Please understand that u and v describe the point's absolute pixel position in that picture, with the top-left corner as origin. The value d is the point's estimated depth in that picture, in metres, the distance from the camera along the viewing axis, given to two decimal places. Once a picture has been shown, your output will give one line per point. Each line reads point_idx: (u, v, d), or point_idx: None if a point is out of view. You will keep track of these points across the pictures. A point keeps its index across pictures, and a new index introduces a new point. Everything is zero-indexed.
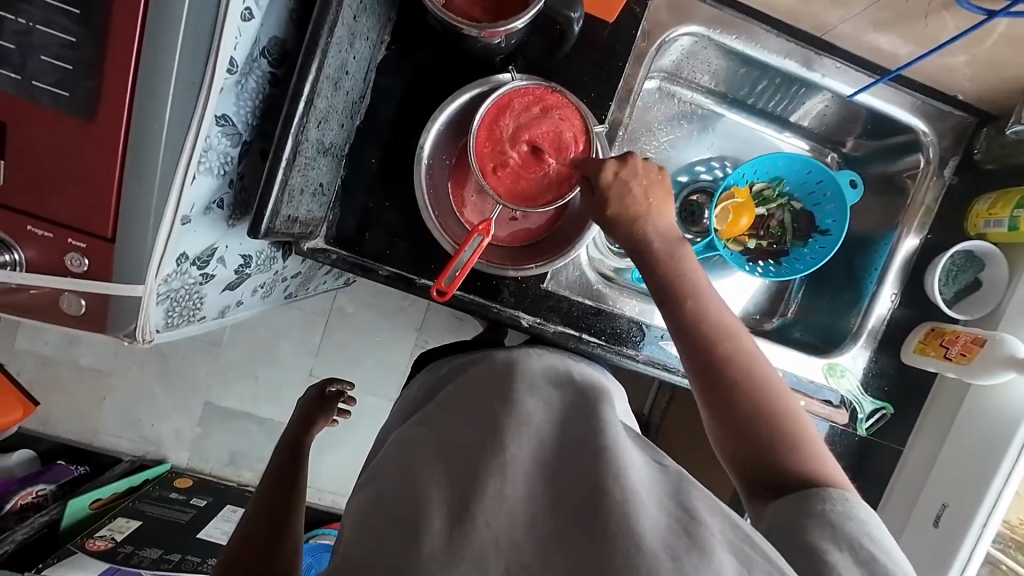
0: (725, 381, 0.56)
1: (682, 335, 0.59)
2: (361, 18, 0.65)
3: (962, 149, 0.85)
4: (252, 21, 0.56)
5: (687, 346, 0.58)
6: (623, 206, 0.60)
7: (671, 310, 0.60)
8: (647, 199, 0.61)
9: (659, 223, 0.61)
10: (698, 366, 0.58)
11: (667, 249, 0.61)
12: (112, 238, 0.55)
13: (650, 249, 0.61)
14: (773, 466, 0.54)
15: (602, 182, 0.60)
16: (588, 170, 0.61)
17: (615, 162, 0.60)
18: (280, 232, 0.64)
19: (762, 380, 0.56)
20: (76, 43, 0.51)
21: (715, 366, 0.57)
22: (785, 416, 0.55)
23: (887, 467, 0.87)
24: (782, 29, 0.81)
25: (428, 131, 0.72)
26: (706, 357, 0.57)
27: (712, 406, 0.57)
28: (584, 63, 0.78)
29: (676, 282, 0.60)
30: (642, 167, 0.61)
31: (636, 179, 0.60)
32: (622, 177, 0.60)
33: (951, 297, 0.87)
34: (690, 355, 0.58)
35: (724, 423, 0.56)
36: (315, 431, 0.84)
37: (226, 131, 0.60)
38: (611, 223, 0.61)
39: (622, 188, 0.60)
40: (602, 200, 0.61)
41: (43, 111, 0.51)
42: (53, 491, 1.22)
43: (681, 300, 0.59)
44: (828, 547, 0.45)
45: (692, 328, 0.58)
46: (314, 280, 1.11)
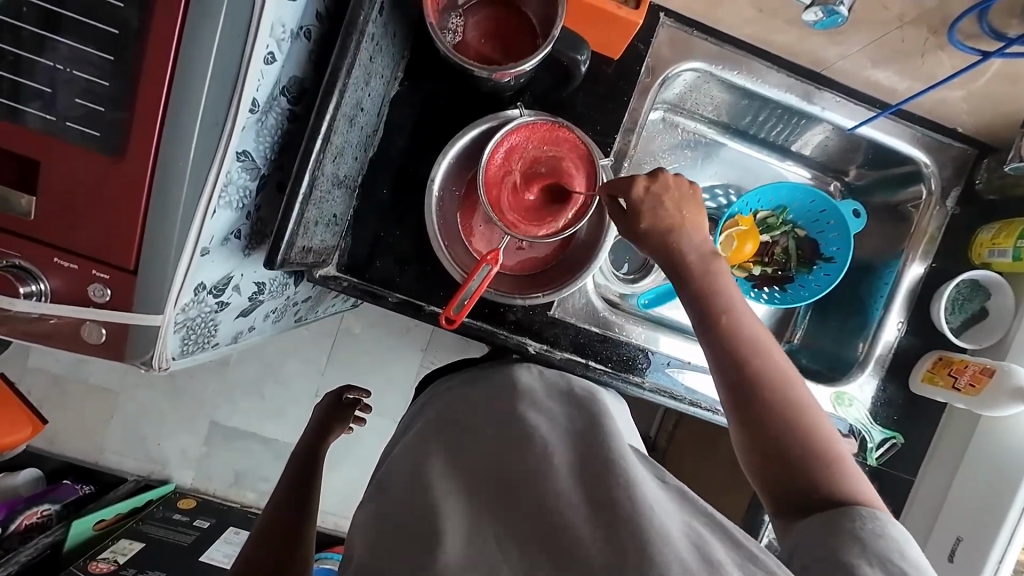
0: (760, 400, 0.56)
1: (716, 353, 0.58)
2: (377, 58, 0.68)
3: (964, 180, 0.86)
4: (273, 64, 0.59)
5: (722, 365, 0.58)
6: (655, 219, 0.61)
7: (703, 325, 0.60)
8: (679, 213, 0.62)
9: (693, 235, 0.62)
10: (733, 381, 0.57)
11: (701, 264, 0.61)
12: (133, 269, 0.57)
13: (683, 262, 0.61)
14: (805, 486, 0.54)
15: (634, 199, 0.61)
16: (618, 185, 0.62)
17: (646, 176, 0.62)
18: (294, 263, 0.66)
19: (799, 398, 0.56)
20: (108, 85, 0.54)
21: (749, 383, 0.56)
22: (818, 435, 0.55)
23: (898, 497, 0.86)
24: (782, 64, 0.82)
25: (439, 164, 0.74)
26: (741, 375, 0.57)
27: (743, 425, 0.56)
28: (591, 97, 0.81)
29: (710, 299, 0.60)
30: (674, 182, 0.62)
31: (669, 194, 0.62)
32: (654, 191, 0.61)
33: (958, 325, 0.86)
34: (725, 371, 0.58)
35: (757, 443, 0.56)
36: (332, 438, 0.83)
37: (245, 166, 0.62)
38: (643, 237, 0.62)
39: (654, 202, 0.61)
40: (635, 214, 0.61)
41: (71, 148, 0.54)
42: (57, 511, 1.22)
43: (715, 316, 0.59)
44: (861, 564, 0.46)
45: (726, 345, 0.58)
46: (324, 302, 1.12)
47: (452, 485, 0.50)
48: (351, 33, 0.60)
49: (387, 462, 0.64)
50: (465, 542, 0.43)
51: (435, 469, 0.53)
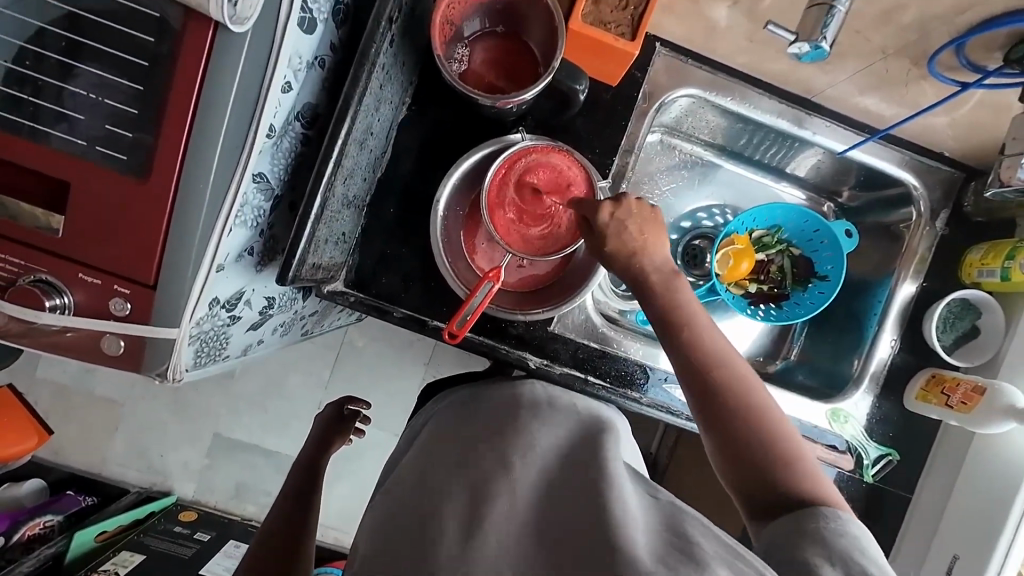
0: (722, 405, 0.58)
1: (679, 362, 0.61)
2: (387, 85, 0.72)
3: (953, 202, 0.88)
4: (290, 93, 0.62)
5: (683, 371, 0.61)
6: (619, 241, 0.64)
7: (667, 336, 0.63)
8: (640, 235, 0.65)
9: (655, 253, 0.65)
10: (694, 387, 0.60)
11: (663, 282, 0.64)
12: (153, 284, 0.60)
13: (646, 279, 0.64)
14: (768, 487, 0.55)
15: (599, 223, 0.64)
16: (583, 210, 0.65)
17: (610, 203, 0.65)
18: (304, 279, 0.69)
19: (760, 402, 0.59)
20: (136, 112, 0.57)
21: (709, 387, 0.59)
22: (775, 436, 0.57)
23: (895, 515, 0.87)
24: (771, 91, 0.86)
25: (444, 185, 0.77)
26: (701, 381, 0.60)
27: (710, 431, 0.59)
28: (590, 122, 0.85)
29: (670, 310, 0.63)
30: (636, 207, 0.65)
31: (631, 218, 0.65)
32: (617, 217, 0.64)
33: (950, 343, 0.88)
34: (688, 377, 0.61)
35: (723, 448, 0.58)
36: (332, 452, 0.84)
37: (261, 187, 0.65)
38: (608, 258, 0.65)
39: (616, 227, 0.64)
40: (601, 238, 0.65)
41: (99, 170, 0.57)
42: (60, 523, 1.25)
43: (676, 327, 0.62)
44: (819, 562, 0.46)
45: (687, 355, 0.61)
46: (330, 316, 1.15)
47: (454, 492, 0.52)
48: (363, 64, 0.64)
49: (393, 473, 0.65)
50: (466, 544, 0.45)
51: (438, 477, 0.55)
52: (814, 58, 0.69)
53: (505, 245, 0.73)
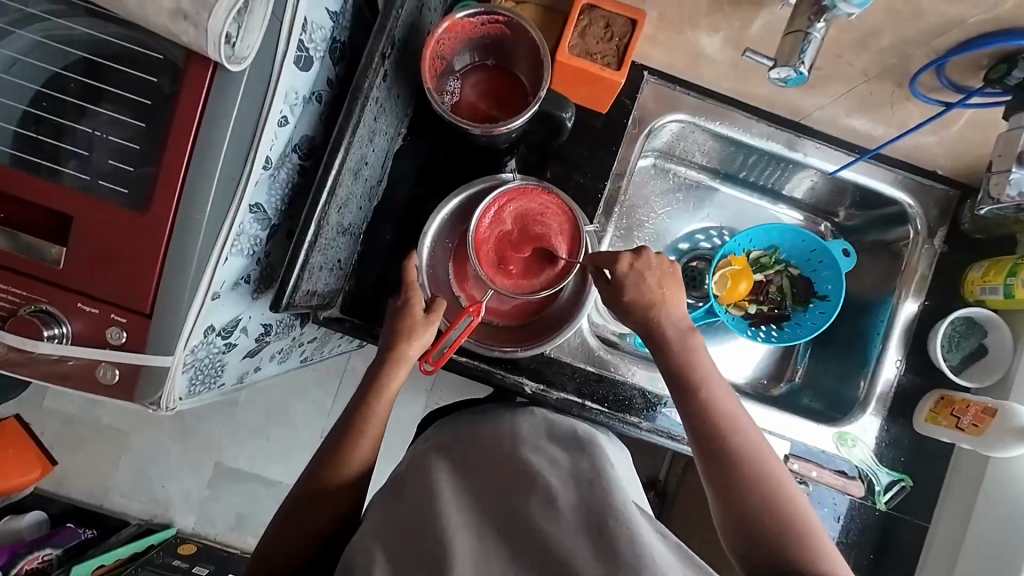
0: (732, 466, 0.62)
1: (693, 421, 0.65)
2: (381, 117, 0.74)
3: (950, 220, 0.88)
4: (286, 126, 0.65)
5: (695, 429, 0.65)
6: (637, 292, 0.67)
7: (682, 395, 0.67)
8: (658, 288, 0.67)
9: (673, 309, 0.68)
10: (704, 445, 0.64)
11: (679, 340, 0.67)
12: (149, 313, 0.61)
13: (662, 335, 0.67)
14: (771, 555, 0.56)
15: (620, 271, 0.66)
16: (603, 261, 0.68)
17: (630, 254, 0.67)
18: (299, 305, 0.70)
19: (770, 467, 0.62)
20: (139, 147, 0.60)
21: (719, 448, 0.63)
22: (782, 506, 0.59)
23: (911, 545, 0.83)
24: (759, 114, 0.88)
25: (433, 219, 0.79)
26: (713, 441, 0.63)
27: (718, 489, 0.62)
28: (581, 148, 0.86)
29: (687, 371, 0.66)
30: (656, 260, 0.68)
31: (650, 271, 0.67)
32: (637, 267, 0.67)
33: (956, 364, 0.86)
34: (699, 434, 0.64)
35: (730, 510, 0.60)
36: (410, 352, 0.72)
37: (258, 217, 0.67)
38: (627, 308, 0.68)
39: (637, 278, 0.67)
40: (619, 287, 0.67)
41: (100, 203, 0.59)
42: (58, 556, 1.23)
43: (692, 388, 0.66)
44: None
45: (701, 415, 0.65)
46: (330, 343, 1.15)
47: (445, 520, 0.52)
48: (357, 98, 0.66)
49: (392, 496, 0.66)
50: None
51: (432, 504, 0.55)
52: (797, 84, 0.68)
53: (489, 283, 0.75)
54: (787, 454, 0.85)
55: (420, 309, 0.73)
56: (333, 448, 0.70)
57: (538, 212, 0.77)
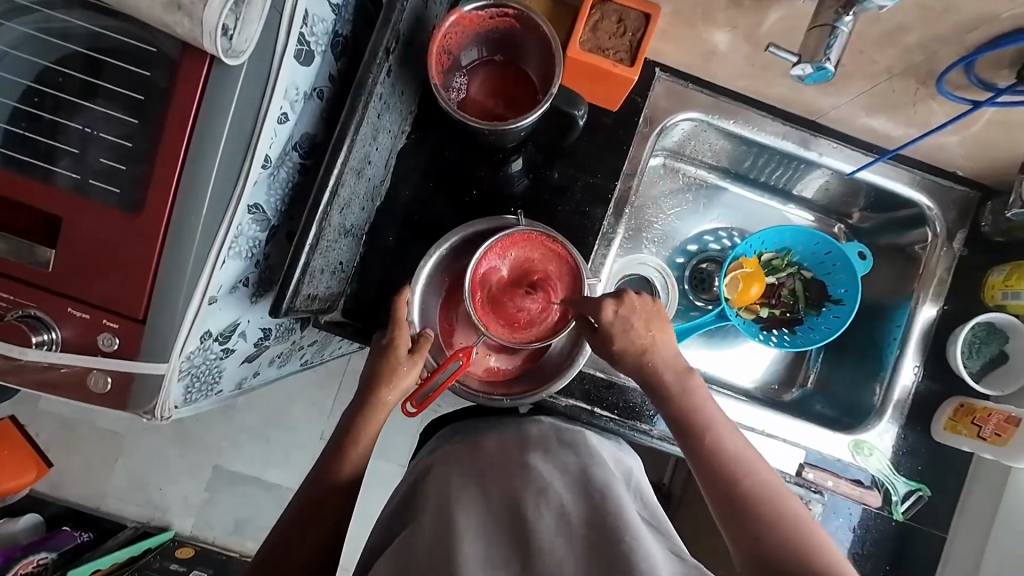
0: (749, 512, 0.58)
1: (702, 469, 0.62)
2: (385, 114, 0.71)
3: (969, 222, 0.85)
4: (286, 123, 0.62)
5: (705, 477, 0.62)
6: (626, 340, 0.64)
7: (687, 440, 0.64)
8: (647, 330, 0.65)
9: (664, 352, 0.66)
10: (719, 495, 0.60)
11: (677, 382, 0.65)
12: (143, 318, 0.59)
13: (660, 380, 0.66)
14: None
15: (604, 321, 0.63)
16: (588, 311, 0.64)
17: (613, 299, 0.64)
18: (299, 310, 0.67)
19: (788, 508, 0.59)
20: (131, 145, 0.57)
21: (734, 495, 0.60)
22: (812, 551, 0.55)
23: (929, 556, 0.81)
24: (775, 113, 0.85)
25: (429, 254, 0.74)
26: (727, 489, 0.60)
27: (737, 538, 0.58)
28: (591, 147, 0.84)
29: (689, 414, 0.64)
30: (639, 301, 0.65)
31: (636, 313, 0.64)
32: (622, 313, 0.64)
33: (978, 369, 0.84)
34: (711, 483, 0.61)
35: (756, 562, 0.57)
36: (393, 392, 0.69)
37: (257, 218, 0.64)
38: (617, 356, 0.66)
39: (624, 325, 0.64)
40: (607, 337, 0.64)
41: (92, 204, 0.56)
42: (53, 561, 1.19)
43: (696, 432, 0.64)
44: None
45: (710, 460, 0.62)
46: (330, 346, 1.13)
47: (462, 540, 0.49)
48: (360, 94, 0.63)
49: (403, 509, 0.63)
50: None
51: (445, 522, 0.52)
52: (817, 80, 0.66)
53: (482, 328, 0.69)
54: (801, 463, 0.83)
55: (406, 346, 0.70)
56: (338, 457, 0.68)
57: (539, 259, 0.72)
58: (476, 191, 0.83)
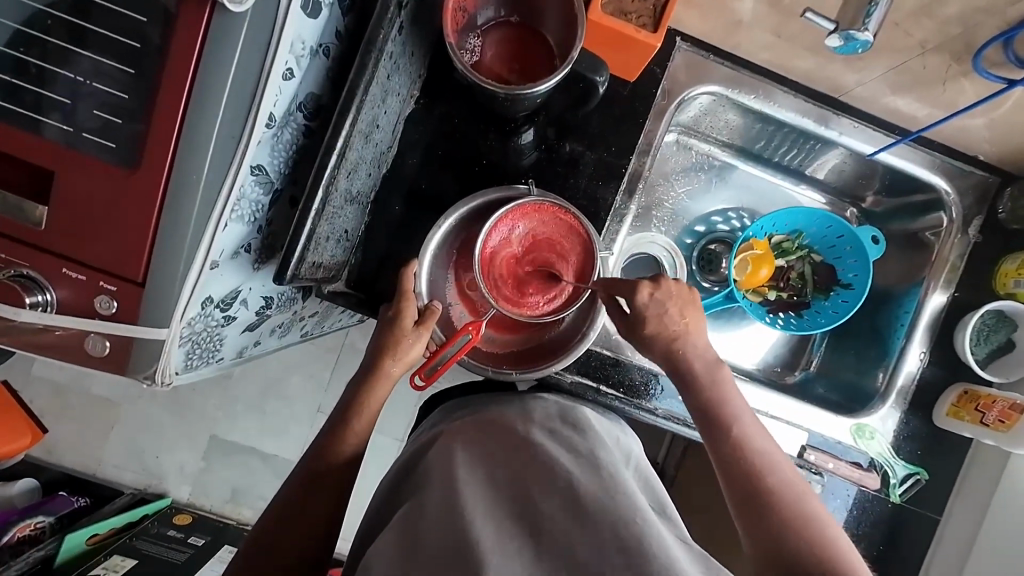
0: (763, 503, 0.57)
1: (724, 458, 0.62)
2: (394, 76, 0.68)
3: (987, 208, 0.84)
4: (292, 80, 0.59)
5: (727, 467, 0.61)
6: (660, 326, 0.64)
7: (711, 431, 0.64)
8: (681, 318, 0.65)
9: (696, 343, 0.66)
10: (738, 486, 0.59)
11: (684, 362, 0.65)
12: (142, 282, 0.56)
13: (691, 370, 0.65)
14: None
15: (639, 303, 0.63)
16: (623, 291, 0.63)
17: (650, 282, 0.63)
18: (304, 278, 0.65)
19: (810, 511, 0.57)
20: (127, 98, 0.54)
21: (755, 488, 0.58)
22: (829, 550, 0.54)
23: (922, 537, 0.82)
24: (796, 89, 0.82)
25: (438, 225, 0.71)
26: (750, 481, 0.59)
27: (752, 530, 0.57)
28: (605, 119, 0.81)
29: (716, 403, 0.64)
30: (675, 288, 0.64)
31: (672, 300, 0.64)
32: (657, 297, 0.63)
33: (983, 357, 0.84)
34: (731, 473, 0.60)
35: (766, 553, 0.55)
36: (395, 363, 0.68)
37: (260, 180, 0.62)
38: (648, 341, 0.65)
39: (659, 309, 0.63)
40: (639, 320, 0.64)
41: (87, 159, 0.53)
42: (50, 524, 1.21)
43: (722, 424, 0.63)
44: None
45: (733, 451, 0.61)
46: (331, 318, 1.11)
47: (478, 514, 0.49)
48: (370, 51, 0.60)
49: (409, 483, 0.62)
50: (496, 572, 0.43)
51: (458, 495, 0.52)
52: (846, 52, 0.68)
53: (492, 303, 0.68)
54: (803, 445, 0.83)
55: (412, 319, 0.69)
56: (341, 429, 0.67)
57: (551, 230, 0.70)
58: (485, 162, 0.81)
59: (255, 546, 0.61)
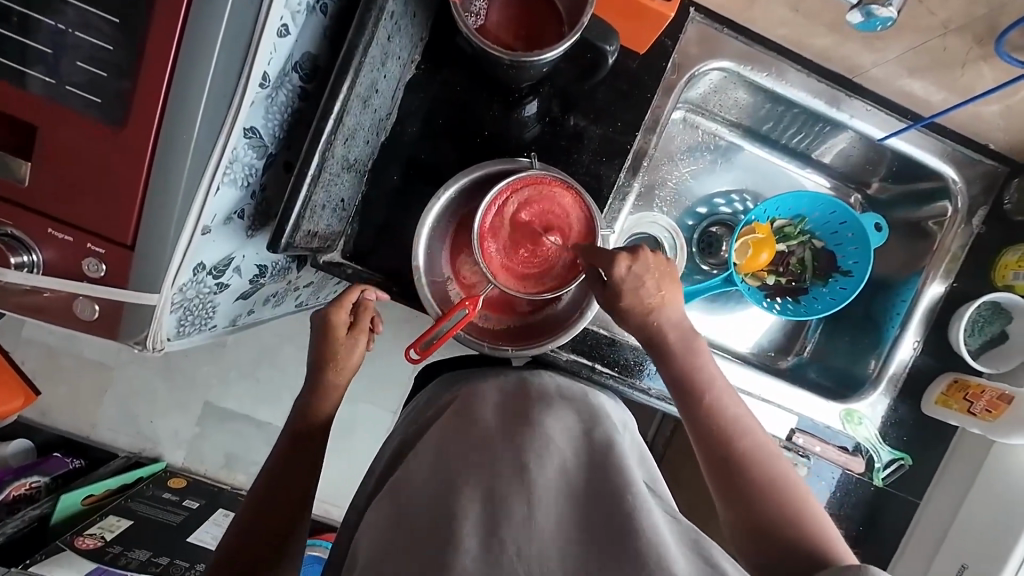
0: (738, 470, 0.59)
1: (695, 424, 0.62)
2: (395, 37, 0.65)
3: (993, 198, 0.83)
4: (287, 38, 0.56)
5: (699, 432, 0.62)
6: (635, 298, 0.62)
7: (684, 398, 0.63)
8: (658, 291, 0.63)
9: (671, 314, 0.64)
10: (710, 450, 0.60)
11: (682, 341, 0.64)
12: (131, 245, 0.55)
13: (663, 339, 0.64)
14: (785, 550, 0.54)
15: (615, 276, 0.61)
16: (600, 262, 0.61)
17: (627, 254, 0.61)
18: (299, 246, 0.64)
19: (776, 467, 0.59)
20: (113, 50, 0.51)
21: (725, 451, 0.60)
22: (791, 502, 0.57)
23: (901, 519, 0.85)
24: (810, 67, 0.80)
25: (437, 196, 0.70)
26: (720, 445, 0.60)
27: (723, 492, 0.59)
28: (613, 92, 0.78)
29: (691, 373, 0.63)
30: (653, 259, 0.62)
31: (649, 273, 0.62)
32: (635, 270, 0.61)
33: (976, 348, 0.84)
34: (703, 439, 0.61)
35: (738, 511, 0.58)
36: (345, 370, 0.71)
37: (253, 143, 0.59)
38: (624, 313, 0.64)
39: (634, 282, 0.61)
40: (616, 293, 0.62)
41: (72, 114, 0.51)
42: (46, 484, 1.21)
43: (694, 390, 0.63)
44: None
45: (705, 418, 0.61)
46: (326, 289, 1.10)
47: (470, 488, 0.49)
48: (370, 8, 0.57)
49: (404, 456, 0.63)
50: (487, 546, 0.44)
51: (450, 470, 0.52)
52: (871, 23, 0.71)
53: (491, 277, 0.66)
54: (793, 428, 0.85)
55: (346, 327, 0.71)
56: None
57: (553, 204, 0.68)
58: (486, 133, 0.78)
59: (254, 519, 0.65)
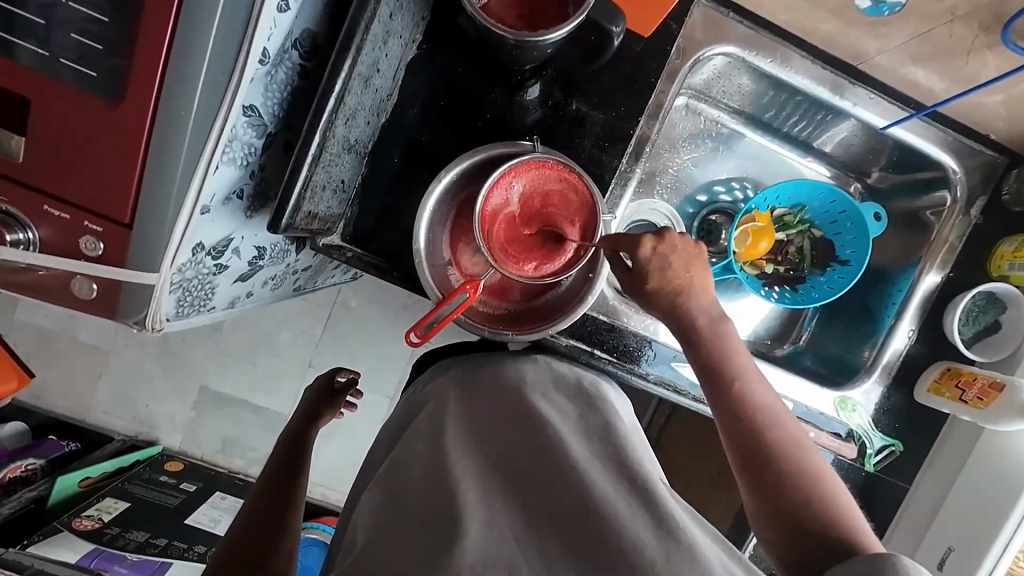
0: (768, 459, 0.57)
1: (725, 411, 0.61)
2: (397, 16, 0.64)
3: (992, 189, 0.84)
4: (287, 13, 0.55)
5: (728, 420, 0.61)
6: (662, 280, 0.62)
7: (713, 386, 0.63)
8: (685, 273, 0.62)
9: (702, 298, 0.63)
10: (739, 438, 0.59)
11: (687, 324, 0.64)
12: (128, 224, 0.54)
13: (694, 325, 0.63)
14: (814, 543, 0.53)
15: (642, 258, 0.61)
16: (624, 244, 0.61)
17: (652, 236, 0.61)
18: (299, 228, 0.63)
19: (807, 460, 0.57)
20: (108, 22, 0.49)
21: (756, 441, 0.58)
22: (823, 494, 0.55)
23: (891, 504, 0.86)
24: (816, 54, 0.79)
25: (439, 179, 0.69)
26: (751, 433, 0.59)
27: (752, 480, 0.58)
28: (616, 76, 0.77)
29: (719, 360, 0.63)
30: (679, 241, 0.62)
31: (674, 255, 0.61)
32: (660, 252, 0.61)
33: (969, 337, 0.85)
34: (734, 428, 0.60)
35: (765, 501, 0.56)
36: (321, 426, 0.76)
37: (252, 122, 0.58)
38: (651, 298, 0.63)
39: (661, 262, 0.61)
40: (641, 278, 0.62)
41: (65, 87, 0.50)
42: (42, 467, 1.21)
43: (725, 378, 0.62)
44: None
45: (734, 405, 0.60)
46: (324, 273, 1.09)
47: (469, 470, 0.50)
48: None
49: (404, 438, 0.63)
50: (488, 525, 0.45)
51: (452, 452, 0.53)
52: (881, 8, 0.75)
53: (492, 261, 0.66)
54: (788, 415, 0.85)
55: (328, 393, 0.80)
56: None
57: (552, 188, 0.68)
58: (488, 116, 0.77)
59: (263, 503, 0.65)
